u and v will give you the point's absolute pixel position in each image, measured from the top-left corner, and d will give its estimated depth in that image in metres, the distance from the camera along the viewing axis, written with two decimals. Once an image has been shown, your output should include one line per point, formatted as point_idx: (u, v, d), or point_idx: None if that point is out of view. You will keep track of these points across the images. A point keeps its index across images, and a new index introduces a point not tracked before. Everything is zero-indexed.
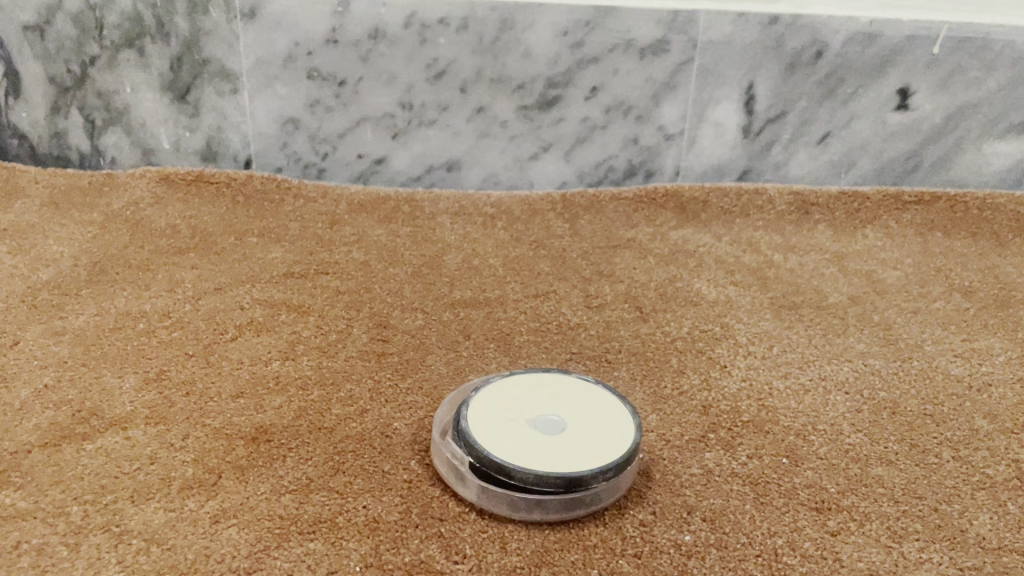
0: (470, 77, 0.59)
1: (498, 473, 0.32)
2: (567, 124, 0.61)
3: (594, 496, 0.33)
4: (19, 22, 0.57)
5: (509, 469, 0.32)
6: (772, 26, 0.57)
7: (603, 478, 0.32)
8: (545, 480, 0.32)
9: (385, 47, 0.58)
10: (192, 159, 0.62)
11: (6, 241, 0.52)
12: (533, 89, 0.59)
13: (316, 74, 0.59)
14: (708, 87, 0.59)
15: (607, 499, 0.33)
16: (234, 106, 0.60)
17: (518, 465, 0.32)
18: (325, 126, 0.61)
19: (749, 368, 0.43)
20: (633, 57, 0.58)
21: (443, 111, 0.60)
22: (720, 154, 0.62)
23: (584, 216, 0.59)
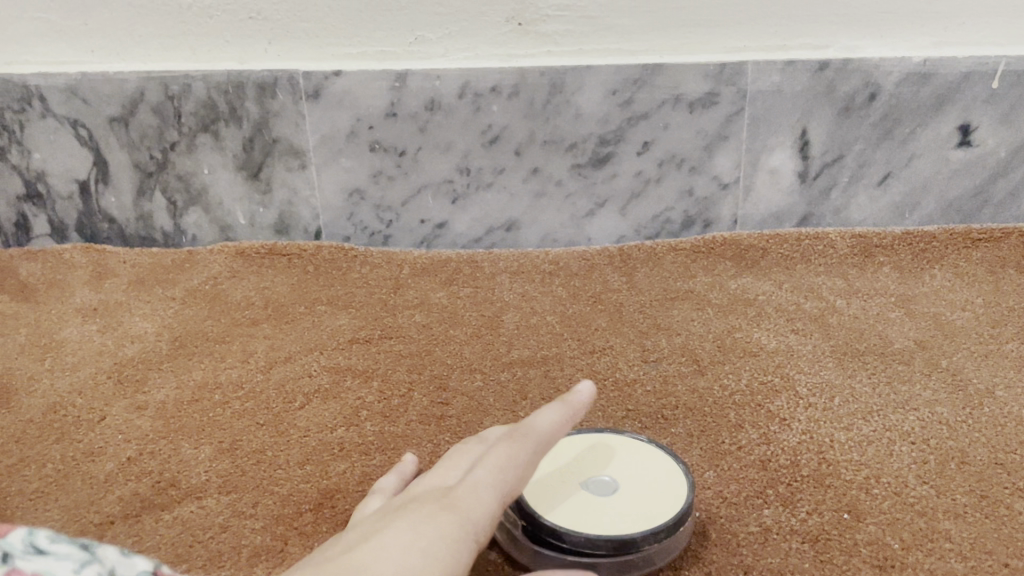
0: (524, 140, 0.60)
1: (549, 536, 0.33)
2: (621, 179, 0.62)
3: (646, 558, 0.33)
4: (106, 116, 0.62)
5: (560, 533, 0.32)
6: (822, 72, 0.57)
7: (654, 539, 0.32)
8: (595, 542, 0.32)
9: (442, 118, 0.60)
10: (266, 232, 0.66)
11: (97, 321, 0.56)
12: (586, 148, 0.61)
13: (377, 147, 0.61)
14: (761, 136, 0.59)
15: (660, 561, 0.33)
16: (303, 181, 0.63)
17: (568, 529, 0.32)
18: (388, 195, 0.63)
19: (810, 421, 0.43)
20: (683, 111, 0.59)
21: (500, 174, 0.62)
22: (778, 201, 0.62)
23: (642, 269, 0.59)
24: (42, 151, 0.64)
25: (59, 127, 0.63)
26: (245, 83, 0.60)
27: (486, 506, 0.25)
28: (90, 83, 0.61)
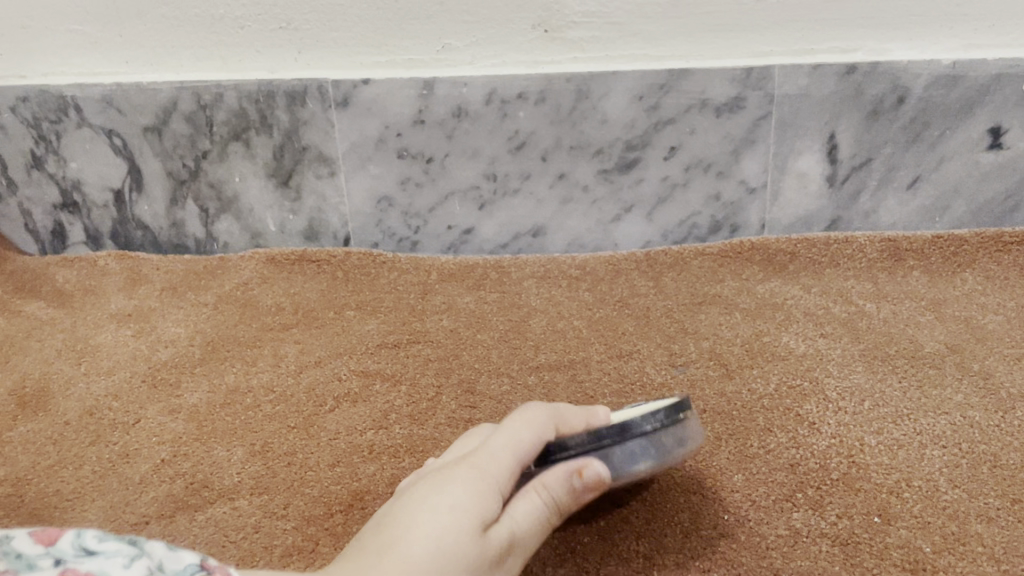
0: (550, 146, 0.61)
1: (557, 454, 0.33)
2: (648, 184, 0.62)
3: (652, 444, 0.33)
4: (140, 125, 0.63)
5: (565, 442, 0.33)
6: (850, 75, 0.57)
7: (655, 421, 0.33)
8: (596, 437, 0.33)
9: (469, 124, 0.61)
10: (297, 238, 0.67)
11: (131, 326, 0.57)
12: (612, 153, 0.61)
13: (406, 154, 0.62)
14: (789, 139, 0.59)
15: (672, 450, 0.34)
16: (333, 188, 0.64)
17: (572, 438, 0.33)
18: (416, 202, 0.64)
19: (840, 424, 0.42)
20: (709, 116, 0.59)
21: (527, 180, 0.62)
22: (806, 205, 0.62)
23: (669, 274, 0.59)
24: (78, 160, 0.65)
25: (95, 137, 0.64)
26: (275, 92, 0.61)
27: (502, 466, 0.32)
28: (124, 93, 0.62)
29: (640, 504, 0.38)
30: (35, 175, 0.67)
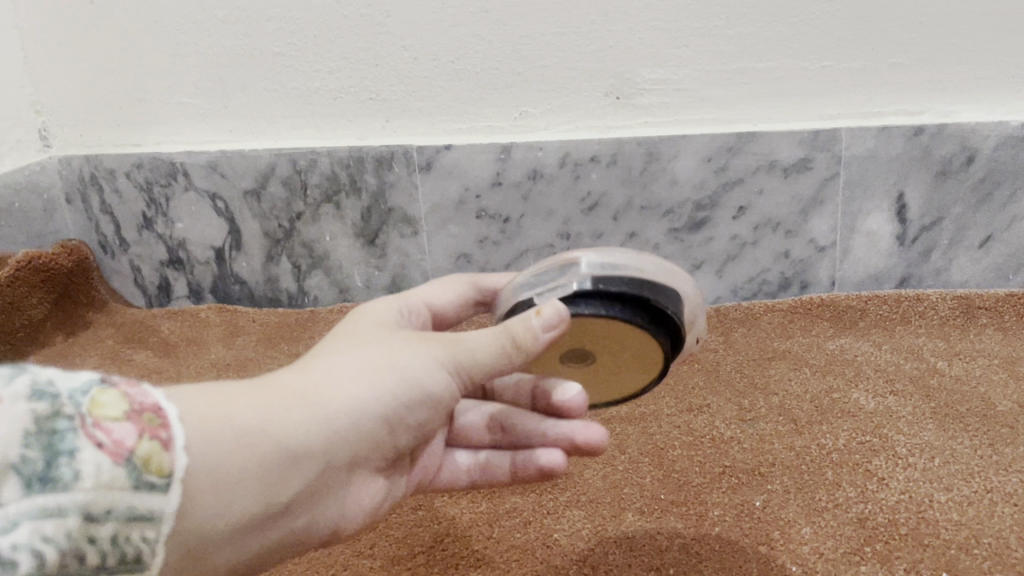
0: (621, 207, 0.64)
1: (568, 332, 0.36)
2: (717, 243, 0.63)
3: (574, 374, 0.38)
4: (241, 189, 0.69)
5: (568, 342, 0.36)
6: (917, 137, 0.58)
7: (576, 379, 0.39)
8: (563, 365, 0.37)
9: (544, 186, 0.64)
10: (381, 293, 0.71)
11: (230, 376, 0.62)
12: (682, 213, 0.63)
13: (483, 214, 0.66)
14: (857, 200, 0.60)
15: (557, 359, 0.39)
16: (416, 247, 0.68)
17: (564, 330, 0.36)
18: (493, 259, 0.67)
19: (909, 481, 0.43)
20: (777, 177, 0.61)
21: (598, 238, 0.65)
22: (876, 263, 0.62)
23: (738, 329, 0.61)
24: (184, 221, 0.71)
25: (199, 199, 0.70)
26: (365, 158, 0.66)
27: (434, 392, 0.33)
28: (228, 160, 0.68)
29: (710, 552, 0.39)
30: (145, 235, 0.72)
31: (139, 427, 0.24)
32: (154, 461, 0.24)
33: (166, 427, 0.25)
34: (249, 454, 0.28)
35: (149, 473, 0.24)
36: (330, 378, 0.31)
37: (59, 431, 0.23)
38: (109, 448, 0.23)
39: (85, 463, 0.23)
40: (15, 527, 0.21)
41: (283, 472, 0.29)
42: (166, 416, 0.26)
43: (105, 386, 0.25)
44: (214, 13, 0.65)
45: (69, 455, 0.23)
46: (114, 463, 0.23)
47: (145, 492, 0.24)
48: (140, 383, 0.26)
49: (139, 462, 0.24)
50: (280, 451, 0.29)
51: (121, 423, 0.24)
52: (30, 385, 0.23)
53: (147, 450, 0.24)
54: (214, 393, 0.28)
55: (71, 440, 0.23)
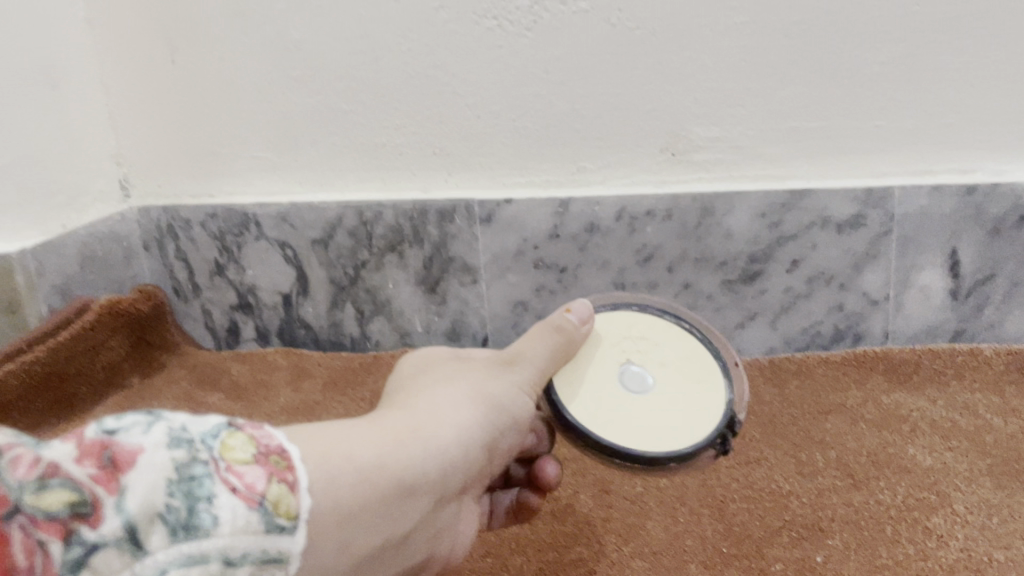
0: (676, 259, 0.65)
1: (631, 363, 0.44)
2: (771, 295, 0.65)
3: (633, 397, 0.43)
4: (309, 238, 0.72)
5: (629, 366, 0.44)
6: (970, 196, 0.59)
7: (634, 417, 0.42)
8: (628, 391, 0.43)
9: (600, 239, 0.66)
10: (440, 338, 0.73)
11: (299, 419, 0.64)
12: (736, 266, 0.65)
13: (541, 264, 0.68)
14: (910, 255, 0.62)
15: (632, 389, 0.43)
16: (475, 295, 0.71)
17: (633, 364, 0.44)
18: (550, 308, 0.70)
19: (968, 539, 0.44)
20: (831, 232, 0.62)
21: (653, 289, 0.67)
22: (929, 316, 0.63)
23: (793, 381, 0.62)
24: (254, 268, 0.74)
25: (269, 248, 0.73)
26: (428, 210, 0.68)
27: (517, 406, 0.42)
28: (297, 211, 0.71)
29: None
30: (216, 281, 0.76)
31: (268, 471, 0.27)
32: (282, 504, 0.26)
33: (291, 469, 0.27)
34: (381, 484, 0.32)
35: (280, 516, 0.26)
36: (423, 415, 0.37)
37: (196, 477, 0.25)
38: (244, 492, 0.25)
39: (223, 508, 0.24)
40: (163, 574, 0.22)
41: (408, 499, 0.34)
42: (291, 458, 0.28)
43: (233, 430, 0.27)
44: (287, 72, 0.69)
45: (207, 502, 0.24)
46: (248, 506, 0.25)
47: (275, 532, 0.26)
48: (262, 427, 0.28)
49: (271, 506, 0.26)
50: (405, 480, 0.33)
51: (251, 468, 0.26)
52: (166, 435, 0.25)
53: (277, 492, 0.26)
54: (336, 435, 0.31)
55: (207, 486, 0.25)
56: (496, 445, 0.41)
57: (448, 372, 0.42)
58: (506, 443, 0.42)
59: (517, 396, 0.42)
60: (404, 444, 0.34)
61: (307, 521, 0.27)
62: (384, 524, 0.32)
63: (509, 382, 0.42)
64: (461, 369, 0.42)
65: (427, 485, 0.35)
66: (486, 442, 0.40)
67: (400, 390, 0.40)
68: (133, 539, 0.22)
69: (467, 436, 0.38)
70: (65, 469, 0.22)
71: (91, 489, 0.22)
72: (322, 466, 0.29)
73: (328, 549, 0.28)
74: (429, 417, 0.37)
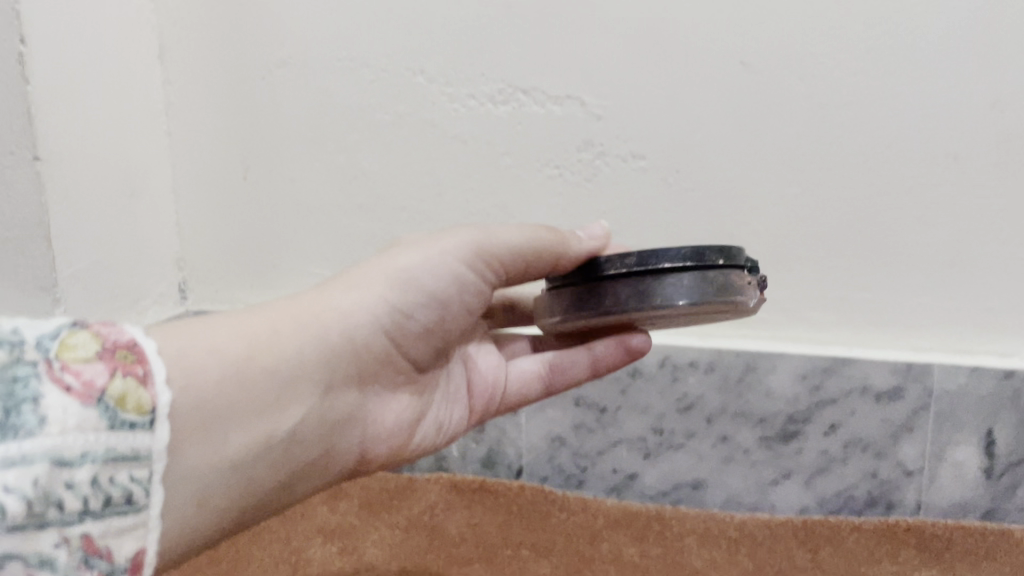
0: (716, 411, 0.67)
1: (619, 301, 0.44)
2: (807, 455, 0.66)
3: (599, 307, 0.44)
4: None
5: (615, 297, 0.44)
6: (1008, 380, 0.61)
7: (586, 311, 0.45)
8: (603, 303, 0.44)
9: (642, 383, 0.68)
10: (475, 464, 0.74)
11: (336, 542, 0.65)
12: (774, 423, 0.66)
13: (582, 402, 0.70)
14: (947, 431, 0.63)
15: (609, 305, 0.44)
16: (513, 424, 0.72)
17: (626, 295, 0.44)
18: (587, 444, 0.71)
19: None
20: (870, 401, 0.64)
21: (691, 438, 0.68)
22: (962, 492, 0.64)
23: (825, 548, 0.62)
24: None
25: None
26: None
27: (418, 277, 0.46)
28: None
29: None
30: None
31: (111, 366, 0.30)
32: (127, 399, 0.30)
33: (140, 363, 0.32)
34: (246, 363, 0.37)
35: (127, 410, 0.30)
36: (300, 306, 0.42)
37: (20, 379, 0.28)
38: (79, 390, 0.29)
39: (52, 406, 0.28)
40: None
41: (285, 389, 0.39)
42: (140, 352, 0.32)
43: (73, 331, 0.31)
44: (354, 199, 0.73)
45: (34, 402, 0.28)
46: (82, 403, 0.29)
47: (125, 427, 0.30)
48: (112, 327, 0.32)
49: (115, 402, 0.30)
50: (277, 368, 0.39)
51: (90, 365, 0.30)
52: None
53: (122, 387, 0.30)
54: (197, 331, 0.37)
55: (33, 387, 0.28)
56: (401, 321, 0.46)
57: (351, 270, 0.46)
58: (417, 320, 0.47)
59: (425, 272, 0.47)
60: (271, 334, 0.39)
61: (164, 413, 0.31)
62: (265, 418, 0.38)
63: (419, 255, 0.47)
64: (353, 274, 0.46)
65: (309, 373, 0.41)
66: (383, 315, 0.45)
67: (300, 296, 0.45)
68: None
69: (358, 320, 0.44)
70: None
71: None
72: (181, 360, 0.34)
73: (196, 436, 0.34)
74: (313, 303, 0.43)
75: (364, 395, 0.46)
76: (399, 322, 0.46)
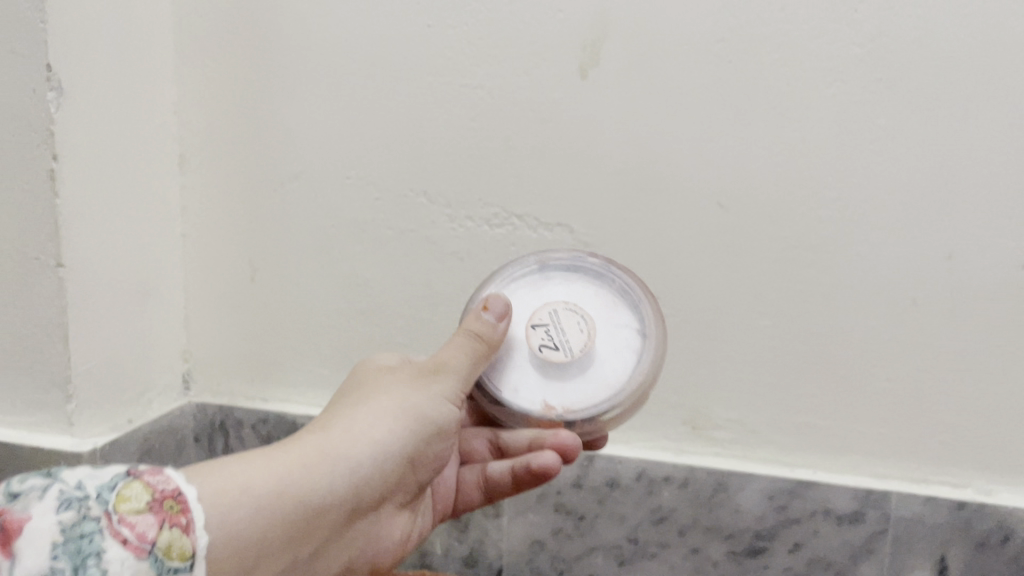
0: (688, 524, 0.71)
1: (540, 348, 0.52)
2: (772, 570, 0.70)
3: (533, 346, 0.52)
4: None
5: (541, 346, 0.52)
6: (960, 510, 0.65)
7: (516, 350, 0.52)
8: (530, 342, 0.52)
9: (620, 494, 0.72)
10: (457, 562, 0.77)
11: None
12: (742, 538, 0.70)
13: (562, 509, 0.73)
14: (903, 555, 0.67)
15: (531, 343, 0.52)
16: (496, 526, 0.75)
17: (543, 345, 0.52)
18: (564, 549, 0.74)
19: None
20: (832, 523, 0.68)
21: (664, 548, 0.72)
22: None
23: None
24: None
25: None
26: None
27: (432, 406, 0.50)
28: None
29: None
30: None
31: (160, 519, 0.38)
32: (171, 547, 0.38)
33: (183, 512, 0.39)
34: (286, 503, 0.43)
35: (171, 558, 0.37)
36: (332, 439, 0.46)
37: (86, 536, 0.36)
38: (133, 542, 0.37)
39: (111, 560, 0.36)
40: None
41: (314, 524, 0.45)
42: (184, 500, 0.39)
43: (131, 481, 0.39)
44: (354, 304, 0.77)
45: (96, 556, 0.36)
46: (137, 555, 0.36)
47: (170, 571, 0.37)
48: (163, 476, 0.40)
49: (161, 551, 0.37)
50: (310, 510, 0.44)
51: (143, 518, 0.38)
52: (58, 501, 0.37)
53: (167, 538, 0.38)
54: (234, 471, 0.42)
55: (96, 541, 0.36)
56: (420, 452, 0.50)
57: (372, 386, 0.50)
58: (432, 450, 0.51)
59: (439, 407, 0.50)
60: (310, 468, 0.44)
61: (202, 556, 0.39)
62: (292, 548, 0.44)
63: (427, 391, 0.50)
64: (383, 388, 0.50)
65: (334, 502, 0.46)
66: (407, 446, 0.49)
67: (333, 410, 0.49)
68: None
69: (385, 452, 0.48)
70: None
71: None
72: (219, 502, 0.40)
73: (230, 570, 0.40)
74: (343, 435, 0.47)
75: (379, 511, 0.51)
76: (417, 453, 0.50)
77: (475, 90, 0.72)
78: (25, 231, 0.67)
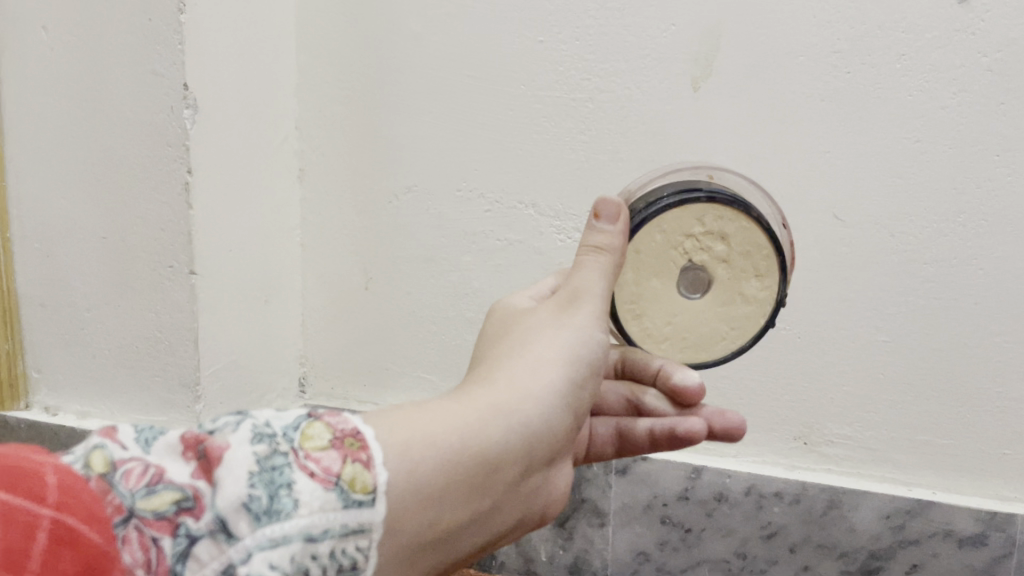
0: (799, 540, 0.70)
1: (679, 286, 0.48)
2: None
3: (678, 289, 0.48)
4: None
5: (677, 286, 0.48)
6: None
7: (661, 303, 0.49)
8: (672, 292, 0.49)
9: (728, 508, 0.71)
10: (562, 570, 0.78)
11: None
12: (856, 557, 0.69)
13: (667, 520, 0.73)
14: None
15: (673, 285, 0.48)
16: (600, 535, 0.76)
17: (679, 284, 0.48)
18: (671, 561, 0.74)
19: None
20: (952, 544, 0.66)
21: (773, 564, 0.71)
22: None
23: None
24: None
25: None
26: None
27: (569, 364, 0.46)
28: None
29: None
30: None
31: (344, 453, 0.34)
32: (356, 482, 0.34)
33: (364, 448, 0.35)
34: (445, 452, 0.37)
35: (356, 492, 0.33)
36: (503, 403, 0.42)
37: (277, 467, 0.33)
38: (320, 475, 0.33)
39: (302, 492, 0.32)
40: (250, 557, 0.31)
41: (489, 480, 0.40)
42: (364, 438, 0.35)
43: (312, 420, 0.35)
44: (464, 312, 0.79)
45: (288, 486, 0.32)
46: (325, 488, 0.33)
47: (355, 505, 0.33)
48: (343, 416, 0.36)
49: (347, 484, 0.33)
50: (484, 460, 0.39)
51: (327, 452, 0.34)
52: (251, 432, 0.33)
53: (352, 471, 0.34)
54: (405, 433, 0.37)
55: (287, 473, 0.33)
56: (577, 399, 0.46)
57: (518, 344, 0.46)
58: (589, 396, 0.47)
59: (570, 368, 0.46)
60: (475, 420, 0.39)
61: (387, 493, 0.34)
62: (469, 500, 0.39)
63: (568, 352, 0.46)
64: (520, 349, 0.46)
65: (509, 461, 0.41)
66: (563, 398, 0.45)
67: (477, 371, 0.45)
68: (223, 529, 0.31)
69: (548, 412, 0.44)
70: (172, 477, 0.32)
71: (194, 488, 0.32)
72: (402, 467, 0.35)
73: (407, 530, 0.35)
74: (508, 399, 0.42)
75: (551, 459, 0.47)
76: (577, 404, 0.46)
77: (584, 103, 0.73)
78: (160, 241, 0.72)
